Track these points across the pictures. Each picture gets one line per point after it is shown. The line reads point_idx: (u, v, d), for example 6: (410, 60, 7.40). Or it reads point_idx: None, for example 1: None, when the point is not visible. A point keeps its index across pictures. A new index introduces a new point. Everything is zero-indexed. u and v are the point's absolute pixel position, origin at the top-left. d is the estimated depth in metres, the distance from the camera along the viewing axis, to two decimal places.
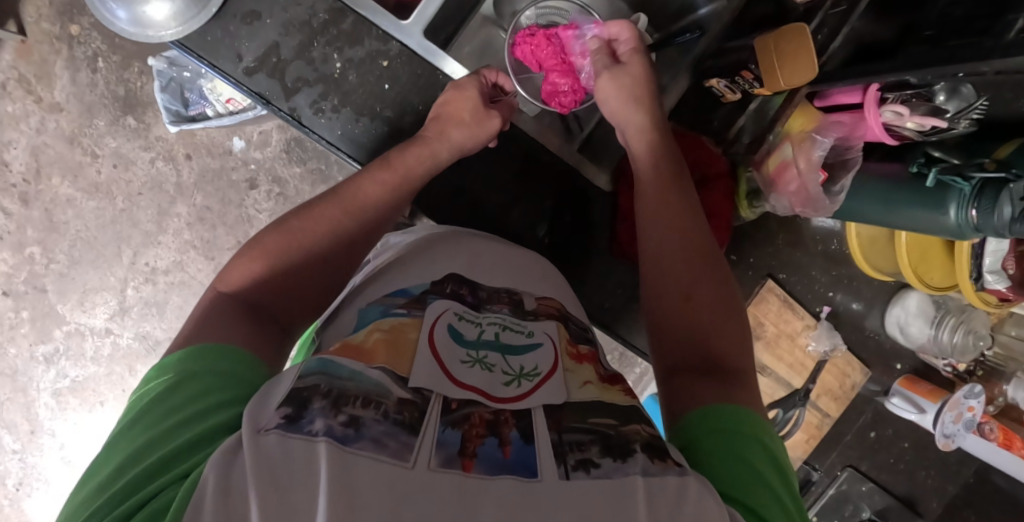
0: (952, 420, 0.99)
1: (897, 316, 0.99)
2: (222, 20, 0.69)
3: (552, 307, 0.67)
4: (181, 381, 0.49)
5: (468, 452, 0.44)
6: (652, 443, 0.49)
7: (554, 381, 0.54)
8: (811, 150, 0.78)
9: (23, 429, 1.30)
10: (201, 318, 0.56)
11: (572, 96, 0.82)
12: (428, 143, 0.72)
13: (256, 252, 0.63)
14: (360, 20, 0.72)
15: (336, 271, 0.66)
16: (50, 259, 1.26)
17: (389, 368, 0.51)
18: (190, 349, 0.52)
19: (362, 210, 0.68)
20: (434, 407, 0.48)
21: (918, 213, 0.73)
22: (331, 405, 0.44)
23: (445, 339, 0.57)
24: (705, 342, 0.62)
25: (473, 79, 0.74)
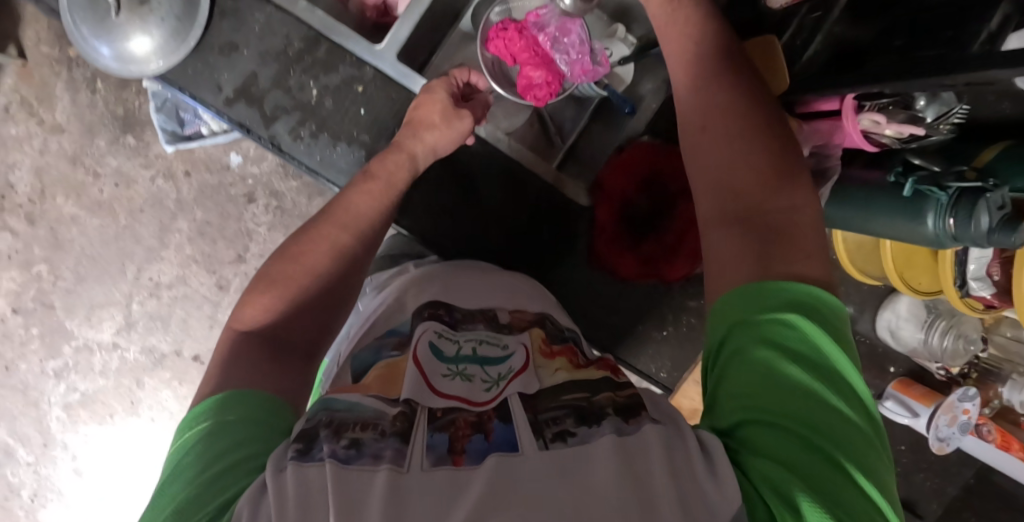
0: (946, 423, 0.98)
1: (888, 321, 0.99)
2: (201, 53, 0.72)
3: (524, 318, 0.71)
4: (205, 437, 0.50)
5: (458, 448, 0.48)
6: (624, 405, 0.54)
7: (526, 375, 0.61)
8: None
9: (36, 441, 1.35)
10: (225, 359, 0.59)
11: (547, 89, 0.81)
12: (403, 147, 0.72)
13: (264, 286, 0.65)
14: (334, 48, 0.74)
15: (343, 291, 0.69)
16: (57, 276, 1.30)
17: (380, 393, 0.56)
18: (215, 396, 0.54)
19: (356, 222, 0.70)
20: (421, 415, 0.53)
21: (899, 222, 0.73)
22: (333, 433, 0.48)
23: (429, 356, 0.62)
24: (746, 195, 0.60)
25: (442, 82, 0.75)
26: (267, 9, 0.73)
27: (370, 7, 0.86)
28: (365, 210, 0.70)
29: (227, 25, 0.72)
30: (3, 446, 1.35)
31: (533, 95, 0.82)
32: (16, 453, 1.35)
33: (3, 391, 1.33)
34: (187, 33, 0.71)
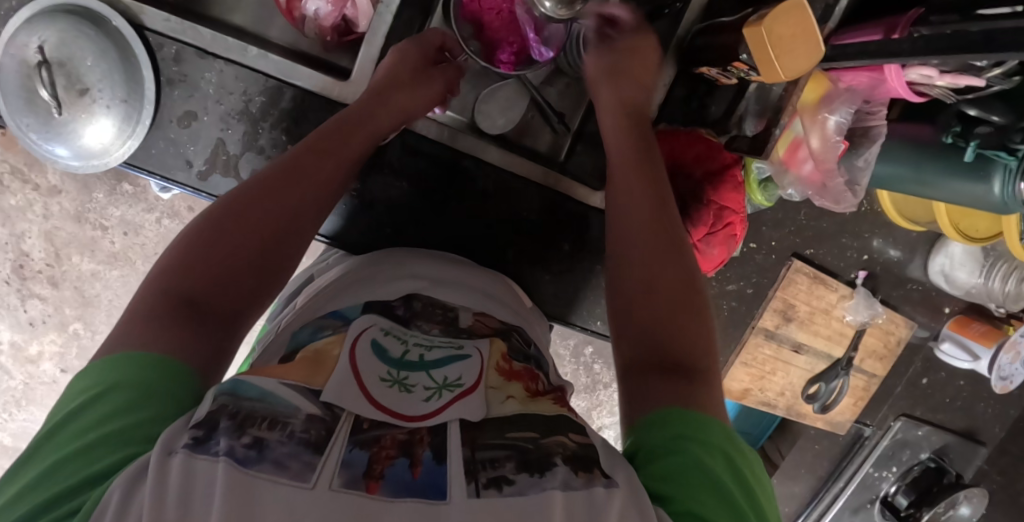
0: (1010, 361, 0.91)
1: (941, 265, 0.92)
2: (161, 129, 0.66)
3: (487, 325, 0.62)
4: (99, 394, 0.41)
5: (375, 473, 0.39)
6: (576, 454, 0.45)
7: (475, 394, 0.50)
8: (822, 125, 0.70)
9: None
10: (123, 321, 0.46)
11: (512, 51, 0.70)
12: (367, 112, 0.63)
13: (184, 236, 0.52)
14: (299, 93, 0.68)
15: (281, 254, 0.55)
16: (94, 331, 1.28)
17: (298, 381, 0.46)
18: (108, 359, 0.43)
19: (301, 174, 0.57)
20: (344, 426, 0.43)
21: (955, 184, 0.67)
22: (235, 427, 0.39)
23: (368, 352, 0.52)
24: (670, 341, 0.54)
25: (416, 44, 0.67)
26: (216, 65, 0.66)
27: (327, 30, 0.71)
28: (317, 169, 0.58)
29: (179, 93, 0.66)
30: None
31: (499, 59, 0.69)
32: None
33: None
34: (141, 114, 0.65)
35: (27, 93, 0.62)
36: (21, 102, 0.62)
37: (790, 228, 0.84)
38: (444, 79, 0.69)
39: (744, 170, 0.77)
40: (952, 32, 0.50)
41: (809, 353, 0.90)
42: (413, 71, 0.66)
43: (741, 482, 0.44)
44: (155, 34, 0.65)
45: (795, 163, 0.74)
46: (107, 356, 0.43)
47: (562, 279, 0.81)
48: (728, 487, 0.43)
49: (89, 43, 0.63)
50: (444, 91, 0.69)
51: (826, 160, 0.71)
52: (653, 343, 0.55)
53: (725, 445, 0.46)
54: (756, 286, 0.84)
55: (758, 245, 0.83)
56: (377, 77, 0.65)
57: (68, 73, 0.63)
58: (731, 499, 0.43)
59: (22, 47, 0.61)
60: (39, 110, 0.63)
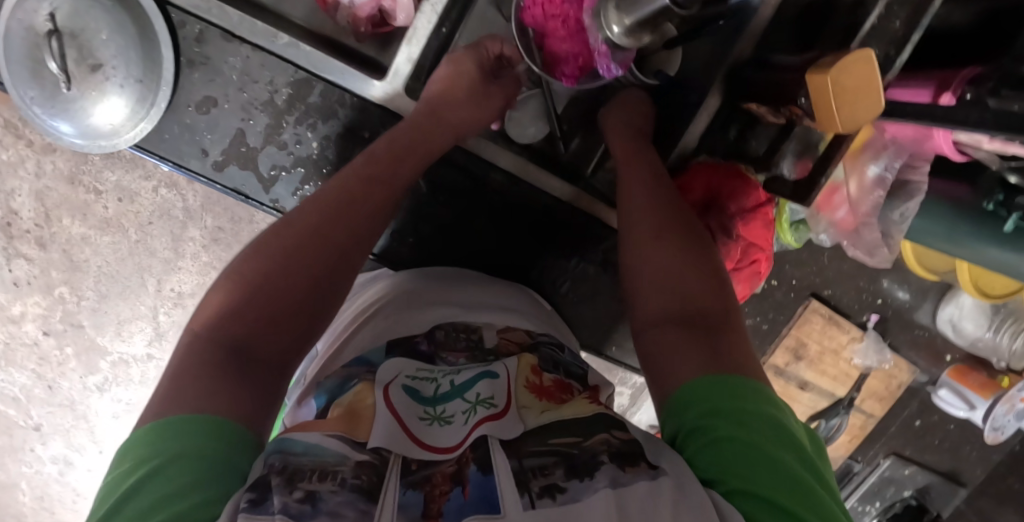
0: (1004, 413, 0.92)
1: (950, 314, 0.91)
2: (176, 114, 0.62)
3: (513, 342, 0.61)
4: (151, 475, 0.38)
5: (433, 514, 0.38)
6: (621, 450, 0.44)
7: (509, 410, 0.50)
8: (862, 173, 0.69)
9: (92, 449, 1.35)
10: (173, 373, 0.45)
11: (574, 63, 0.65)
12: (420, 133, 0.63)
13: (228, 282, 0.51)
14: (329, 88, 0.64)
15: (326, 298, 0.54)
16: (80, 297, 1.21)
17: (342, 434, 0.44)
18: (160, 421, 0.41)
19: (346, 215, 0.57)
20: (394, 468, 0.42)
21: (993, 252, 0.66)
22: (286, 482, 0.38)
23: (402, 395, 0.51)
24: (690, 298, 0.54)
25: (472, 51, 0.65)
26: (242, 51, 0.61)
27: (361, 20, 0.66)
28: (360, 207, 0.58)
29: (199, 75, 0.61)
30: (63, 458, 1.36)
31: (561, 72, 0.65)
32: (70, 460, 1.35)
33: (51, 408, 1.31)
34: (156, 96, 0.60)
35: (33, 63, 0.57)
36: (25, 71, 0.57)
37: (812, 268, 0.83)
38: (502, 93, 0.68)
39: (776, 210, 0.76)
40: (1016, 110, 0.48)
41: (812, 391, 0.91)
42: (473, 87, 0.65)
43: (788, 439, 0.43)
44: (178, 10, 0.59)
45: (829, 207, 0.74)
46: (155, 421, 0.41)
47: (579, 300, 0.81)
48: (774, 449, 0.42)
49: (104, 15, 0.58)
50: (500, 110, 0.69)
51: (861, 206, 0.70)
52: (672, 299, 0.54)
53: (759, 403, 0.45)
54: (771, 322, 0.86)
55: (778, 283, 0.84)
56: (418, 108, 0.65)
57: (80, 46, 0.58)
58: (782, 462, 0.41)
59: (30, 12, 0.56)
60: (45, 82, 0.58)
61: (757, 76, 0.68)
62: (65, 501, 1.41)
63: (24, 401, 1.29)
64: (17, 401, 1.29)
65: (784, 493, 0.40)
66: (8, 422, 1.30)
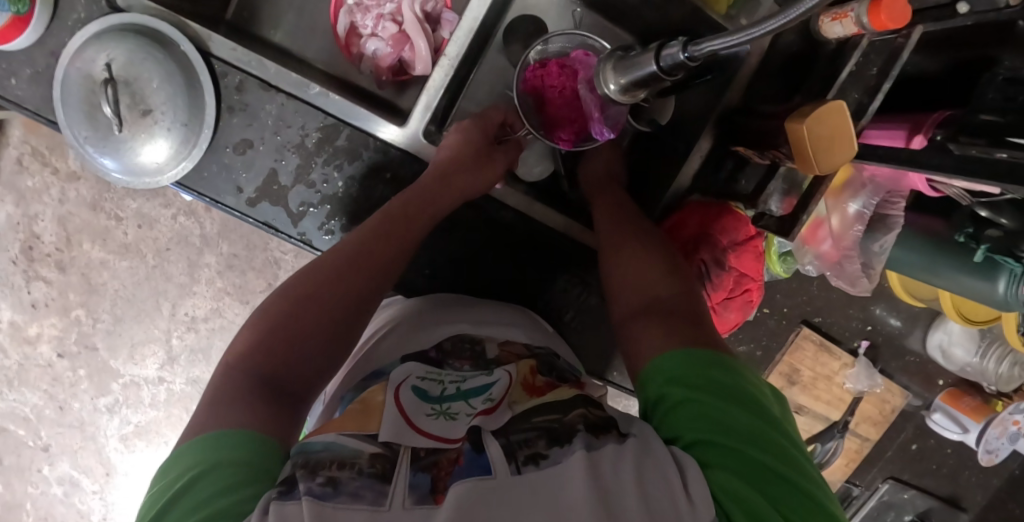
0: (997, 435, 0.97)
1: (940, 340, 0.96)
2: (214, 155, 0.66)
3: (514, 352, 0.65)
4: (200, 476, 0.42)
5: (440, 488, 0.42)
6: (597, 423, 0.49)
7: (504, 405, 0.54)
8: (845, 210, 0.75)
9: (98, 472, 1.35)
10: (211, 397, 0.49)
11: (570, 126, 0.73)
12: (434, 190, 0.67)
13: (256, 320, 0.55)
14: (355, 131, 0.68)
15: (348, 332, 0.58)
16: (96, 319, 1.26)
17: (354, 430, 0.49)
18: (202, 436, 0.45)
19: (368, 255, 0.61)
20: (404, 457, 0.46)
21: (968, 280, 0.70)
22: (309, 471, 0.42)
23: (410, 395, 0.55)
24: (653, 295, 0.61)
25: (478, 123, 0.72)
26: (277, 98, 0.66)
27: (383, 69, 0.74)
28: (381, 250, 0.62)
29: (237, 120, 0.66)
30: (68, 479, 1.36)
31: (558, 135, 0.73)
32: (81, 484, 1.36)
33: (60, 429, 1.32)
34: (199, 137, 0.65)
35: (90, 107, 0.63)
36: (81, 114, 0.63)
37: (802, 297, 0.89)
38: (506, 155, 0.73)
39: (765, 242, 0.82)
40: (976, 159, 0.54)
41: (809, 414, 0.95)
42: (474, 156, 0.70)
43: (741, 394, 0.49)
44: (220, 62, 0.65)
45: (813, 239, 0.79)
46: (198, 436, 0.45)
47: (590, 330, 0.81)
48: (727, 404, 0.48)
49: (156, 65, 0.63)
50: (501, 171, 0.72)
51: (844, 240, 0.76)
52: (640, 296, 0.61)
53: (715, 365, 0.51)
54: (766, 348, 0.89)
55: (770, 310, 0.89)
56: (433, 163, 0.69)
57: (133, 92, 0.64)
58: (733, 415, 0.48)
59: (89, 62, 0.62)
60: (98, 124, 0.63)
61: (752, 123, 0.74)
62: None
63: (34, 422, 1.31)
64: (28, 421, 1.31)
65: (733, 441, 0.46)
66: (17, 442, 1.32)
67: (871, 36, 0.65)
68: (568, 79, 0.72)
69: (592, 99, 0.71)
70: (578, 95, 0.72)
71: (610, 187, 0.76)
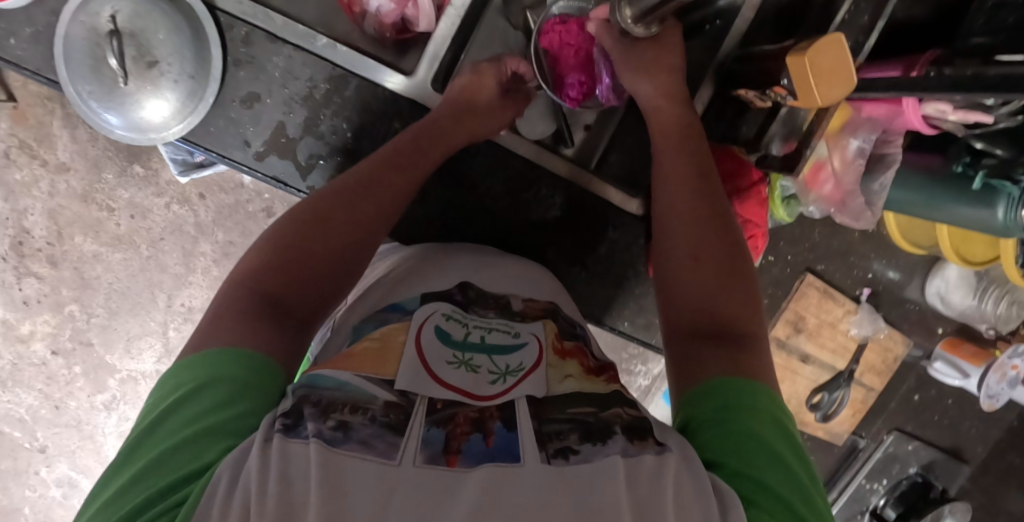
0: (997, 380, 0.99)
1: (937, 287, 0.98)
2: (222, 108, 0.66)
3: (538, 308, 0.66)
4: (202, 389, 0.44)
5: (453, 449, 0.43)
6: (632, 424, 0.48)
7: (537, 373, 0.54)
8: (845, 148, 0.77)
9: (97, 471, 1.33)
10: (217, 311, 0.51)
11: (580, 88, 0.74)
12: (444, 136, 0.68)
13: (262, 243, 0.56)
14: (364, 83, 0.69)
15: (351, 268, 0.60)
16: (90, 313, 1.24)
17: (371, 373, 0.49)
18: (209, 350, 0.47)
19: (376, 191, 0.62)
20: (420, 408, 0.46)
21: (960, 208, 0.73)
22: (320, 412, 0.43)
23: (433, 339, 0.55)
24: (712, 309, 0.59)
25: (494, 66, 0.72)
26: (284, 50, 0.66)
27: (387, 26, 0.72)
28: (390, 186, 0.63)
29: (244, 74, 0.66)
30: (67, 480, 1.33)
31: (566, 93, 0.74)
32: (79, 485, 1.33)
33: (57, 429, 1.30)
34: (205, 91, 0.65)
35: (94, 60, 0.62)
36: (84, 68, 0.62)
37: (805, 245, 0.90)
38: (514, 105, 0.74)
39: (768, 187, 0.82)
40: (970, 74, 0.56)
41: (814, 364, 0.96)
42: (488, 102, 0.71)
43: (789, 444, 0.49)
44: (227, 14, 0.65)
45: (814, 183, 0.80)
46: (206, 348, 0.47)
47: (597, 282, 0.83)
48: (776, 447, 0.47)
49: (163, 17, 0.63)
50: (506, 122, 0.74)
51: (845, 179, 0.78)
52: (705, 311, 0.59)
53: (771, 408, 0.50)
54: (771, 296, 0.90)
55: (775, 258, 0.89)
56: (440, 106, 0.70)
57: (139, 44, 0.63)
58: (783, 460, 0.47)
59: (93, 15, 0.61)
60: (102, 78, 0.63)
61: (746, 69, 0.75)
62: None
63: (30, 423, 1.28)
64: (23, 422, 1.28)
65: (779, 484, 0.45)
66: (12, 445, 1.29)
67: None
68: (585, 40, 0.71)
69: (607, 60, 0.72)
70: (591, 55, 0.73)
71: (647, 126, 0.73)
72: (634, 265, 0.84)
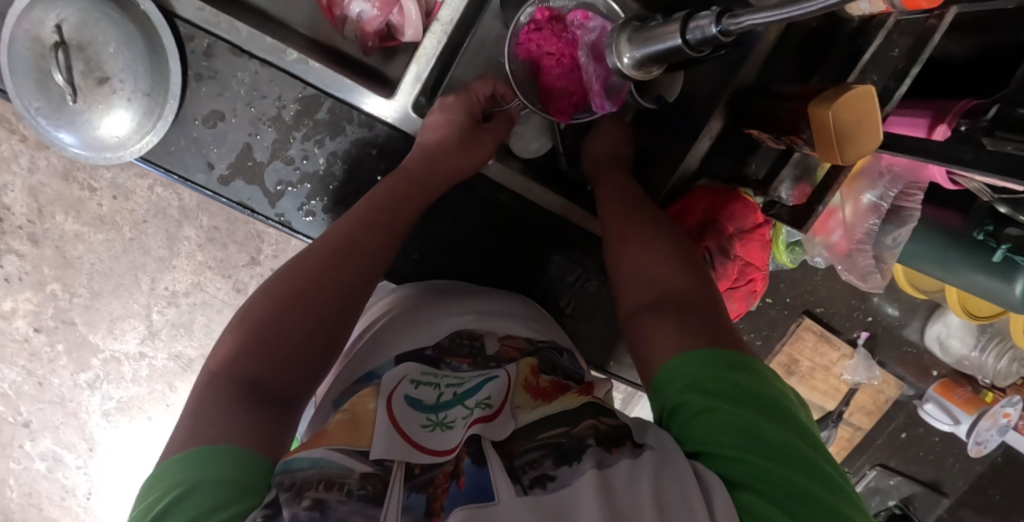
0: (986, 427, 0.96)
1: (938, 332, 0.94)
2: (183, 127, 0.62)
3: (515, 348, 0.61)
4: (180, 497, 0.40)
5: (435, 512, 0.40)
6: (606, 434, 0.46)
7: (507, 413, 0.51)
8: (858, 200, 0.72)
9: (81, 447, 1.33)
10: (195, 408, 0.46)
11: (570, 99, 0.68)
12: (426, 185, 0.63)
13: (242, 323, 0.52)
14: (337, 104, 0.64)
15: (339, 330, 0.54)
16: (72, 293, 1.22)
17: (344, 444, 0.46)
18: (183, 455, 0.43)
19: (356, 249, 0.57)
20: (397, 475, 0.44)
21: (982, 280, 0.69)
22: (294, 493, 0.40)
23: (403, 405, 0.51)
24: (666, 286, 0.57)
25: (461, 98, 0.66)
26: (250, 66, 0.61)
27: (369, 35, 0.67)
28: (371, 241, 0.58)
29: (207, 90, 0.61)
30: (52, 454, 1.33)
31: (555, 108, 0.68)
32: (64, 459, 1.34)
33: (41, 405, 1.29)
34: (164, 109, 0.60)
35: (40, 74, 0.57)
36: (30, 83, 0.57)
37: (805, 286, 0.86)
38: (495, 133, 0.68)
39: (773, 232, 0.79)
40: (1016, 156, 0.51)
41: (803, 405, 0.92)
42: (465, 132, 0.64)
43: (762, 405, 0.46)
44: (186, 23, 0.59)
45: (824, 229, 0.76)
46: (181, 452, 0.43)
47: (586, 320, 0.78)
48: (747, 415, 0.45)
49: (113, 27, 0.58)
50: (491, 154, 0.67)
51: (855, 232, 0.73)
52: (655, 286, 0.58)
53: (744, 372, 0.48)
54: (765, 338, 0.87)
55: (773, 300, 0.86)
56: (416, 149, 0.64)
57: (87, 59, 0.58)
58: (758, 429, 0.45)
59: (37, 23, 0.56)
60: (51, 94, 0.58)
61: (768, 104, 0.69)
62: (54, 497, 1.37)
63: (13, 397, 1.28)
64: (6, 396, 1.28)
65: (760, 458, 0.43)
66: None
67: (898, 14, 0.61)
68: (567, 44, 0.65)
69: (597, 68, 0.65)
70: (577, 62, 0.66)
71: (614, 170, 0.71)
72: None
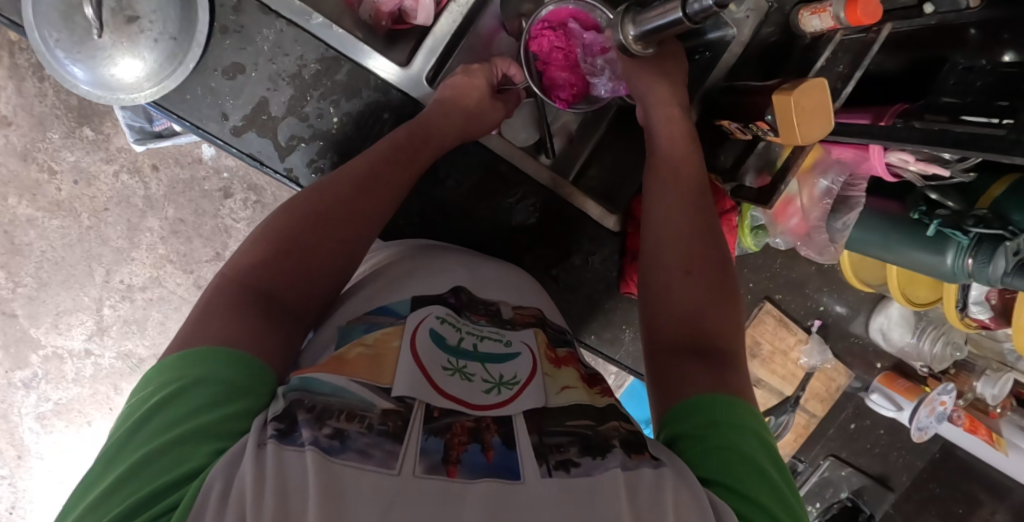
0: (926, 414, 1.01)
1: (880, 323, 1.04)
2: (202, 76, 0.64)
3: (528, 316, 0.59)
4: (184, 390, 0.42)
5: (454, 460, 0.39)
6: (630, 439, 0.45)
7: (535, 387, 0.48)
8: (814, 186, 0.82)
9: (9, 454, 1.18)
10: (204, 307, 0.48)
11: (572, 90, 0.74)
12: (437, 125, 0.66)
13: (261, 236, 0.54)
14: (356, 68, 0.67)
15: (350, 258, 0.57)
16: (17, 282, 1.11)
17: (368, 378, 0.44)
18: (191, 350, 0.44)
19: (374, 182, 0.60)
20: (418, 414, 0.42)
21: (919, 254, 0.78)
22: (315, 419, 0.39)
23: (428, 343, 0.50)
24: (705, 322, 0.57)
25: (483, 68, 0.71)
26: (276, 24, 0.64)
27: (383, 15, 0.70)
28: (387, 177, 0.61)
29: (230, 42, 0.64)
30: None
31: (557, 94, 0.73)
32: None
33: None
34: (186, 55, 0.62)
35: (68, 8, 0.59)
36: (56, 16, 0.59)
37: (766, 274, 0.95)
38: (506, 106, 0.73)
39: (740, 216, 0.85)
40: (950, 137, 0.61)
41: (764, 388, 1.02)
42: (479, 98, 0.69)
43: (772, 456, 0.48)
44: None
45: (784, 216, 0.85)
46: (187, 349, 0.44)
47: (571, 292, 0.83)
48: (762, 460, 0.47)
49: None
50: (499, 121, 0.73)
51: (812, 214, 0.84)
52: (691, 320, 0.58)
53: (756, 424, 0.49)
54: None
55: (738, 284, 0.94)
56: (433, 103, 0.68)
57: None
58: (769, 475, 0.46)
59: None
60: (75, 27, 0.60)
61: (732, 98, 0.77)
62: None
63: None
64: None
65: (773, 504, 0.45)
66: None
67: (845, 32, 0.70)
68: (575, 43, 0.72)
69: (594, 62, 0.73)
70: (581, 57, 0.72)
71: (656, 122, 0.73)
72: (611, 278, 0.84)
